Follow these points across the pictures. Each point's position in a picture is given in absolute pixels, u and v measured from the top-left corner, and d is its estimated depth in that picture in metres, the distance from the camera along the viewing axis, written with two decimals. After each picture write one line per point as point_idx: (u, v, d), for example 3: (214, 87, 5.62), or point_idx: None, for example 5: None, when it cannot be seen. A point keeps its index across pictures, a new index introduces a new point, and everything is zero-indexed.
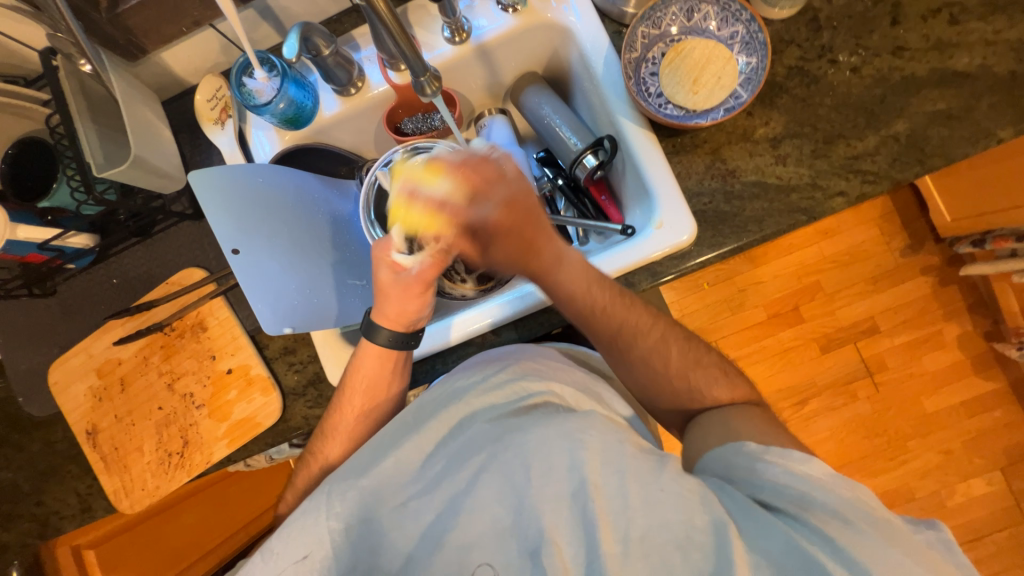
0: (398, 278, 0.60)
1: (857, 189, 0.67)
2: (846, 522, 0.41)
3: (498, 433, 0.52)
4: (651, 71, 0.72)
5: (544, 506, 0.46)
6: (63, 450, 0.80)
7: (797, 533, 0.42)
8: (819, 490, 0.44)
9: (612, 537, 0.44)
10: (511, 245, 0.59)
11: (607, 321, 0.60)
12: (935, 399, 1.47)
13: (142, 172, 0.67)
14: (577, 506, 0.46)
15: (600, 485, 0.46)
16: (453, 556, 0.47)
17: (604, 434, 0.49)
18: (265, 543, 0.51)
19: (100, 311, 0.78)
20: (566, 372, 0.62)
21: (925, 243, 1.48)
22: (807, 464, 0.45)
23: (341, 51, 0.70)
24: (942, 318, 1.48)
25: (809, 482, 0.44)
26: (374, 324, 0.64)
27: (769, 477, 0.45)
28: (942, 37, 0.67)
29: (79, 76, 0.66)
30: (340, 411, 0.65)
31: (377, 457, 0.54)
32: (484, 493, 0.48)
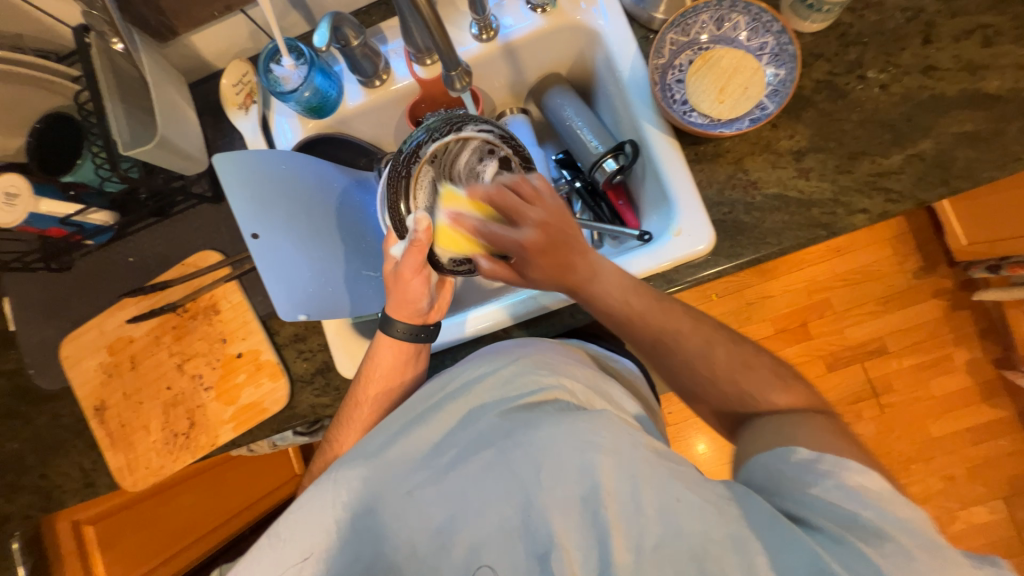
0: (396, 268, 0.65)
1: (879, 207, 0.66)
2: (893, 548, 0.40)
3: (508, 428, 0.51)
4: (677, 78, 0.71)
5: (556, 509, 0.46)
6: (71, 424, 0.80)
7: (827, 552, 0.41)
8: (857, 503, 0.43)
9: (625, 546, 0.44)
10: (542, 264, 0.60)
11: (645, 328, 0.61)
12: (942, 424, 1.46)
13: (168, 153, 0.68)
14: (588, 511, 0.45)
15: (613, 492, 0.45)
16: (461, 556, 0.46)
17: (617, 436, 0.48)
18: (273, 527, 0.51)
19: (114, 289, 0.79)
20: (576, 369, 0.61)
21: (938, 266, 1.47)
22: (862, 483, 0.45)
23: (369, 43, 0.70)
24: (952, 342, 1.47)
25: (858, 496, 0.44)
26: (387, 317, 0.65)
27: (812, 490, 0.45)
28: (973, 59, 0.66)
29: (110, 54, 0.66)
30: (356, 402, 0.66)
31: (387, 445, 0.54)
32: (494, 490, 0.48)
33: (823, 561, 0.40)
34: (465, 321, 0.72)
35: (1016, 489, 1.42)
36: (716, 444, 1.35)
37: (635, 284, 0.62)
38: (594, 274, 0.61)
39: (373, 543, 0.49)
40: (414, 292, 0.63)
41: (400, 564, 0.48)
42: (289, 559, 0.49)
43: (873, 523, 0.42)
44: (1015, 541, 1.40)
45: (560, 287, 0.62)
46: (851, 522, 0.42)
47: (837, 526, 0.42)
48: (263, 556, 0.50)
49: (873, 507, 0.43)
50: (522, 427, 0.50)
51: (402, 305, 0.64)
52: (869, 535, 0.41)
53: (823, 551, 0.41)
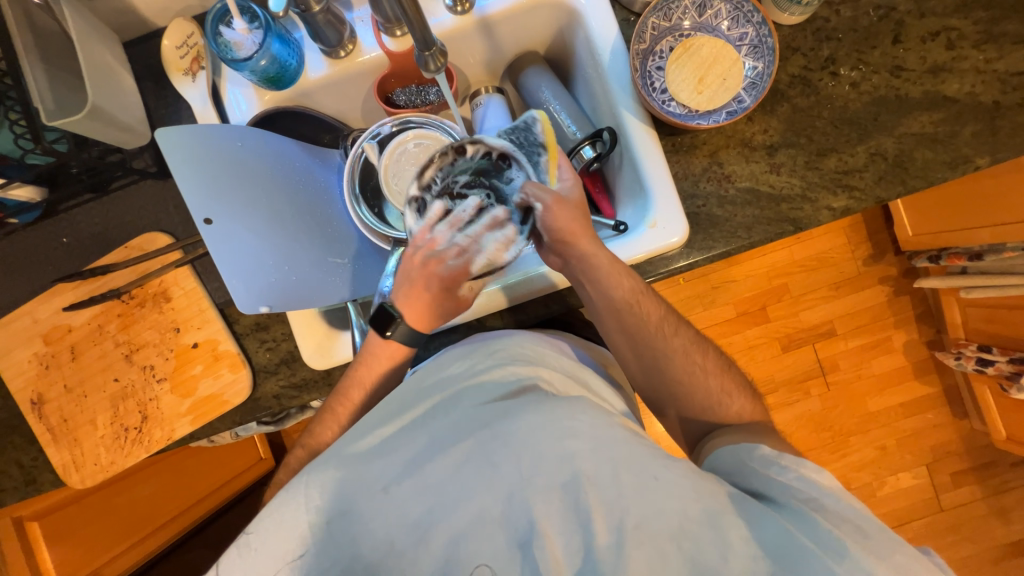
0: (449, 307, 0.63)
1: (843, 204, 0.69)
2: (855, 527, 0.42)
3: (488, 419, 0.51)
4: (657, 65, 0.70)
5: (537, 495, 0.46)
6: (5, 419, 0.74)
7: (797, 531, 0.42)
8: (817, 490, 0.46)
9: (606, 529, 0.45)
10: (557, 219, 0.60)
11: (631, 312, 0.63)
12: (878, 399, 1.59)
13: (101, 124, 0.60)
14: (569, 497, 0.46)
15: (592, 476, 0.46)
16: (442, 550, 0.46)
17: (593, 422, 0.50)
18: (244, 537, 0.49)
19: (47, 273, 0.71)
20: (555, 360, 0.62)
21: (886, 254, 1.56)
22: (820, 473, 0.48)
23: (332, 8, 0.64)
24: (893, 325, 1.58)
25: (814, 485, 0.47)
26: (391, 317, 0.62)
27: (776, 477, 0.48)
28: (937, 60, 0.68)
29: (25, 6, 0.58)
30: (345, 400, 0.63)
31: (367, 443, 0.53)
32: (475, 480, 0.48)
33: (793, 537, 0.42)
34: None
35: (937, 456, 1.58)
36: None
37: (629, 270, 0.63)
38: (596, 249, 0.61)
39: (350, 542, 0.48)
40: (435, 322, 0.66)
41: (382, 565, 0.47)
42: (262, 565, 0.47)
43: (829, 506, 0.45)
44: (932, 501, 1.57)
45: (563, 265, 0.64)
46: (810, 503, 0.45)
47: (801, 505, 0.45)
48: (234, 567, 0.47)
49: (829, 494, 0.46)
50: (501, 416, 0.51)
51: (420, 318, 0.63)
52: (829, 517, 0.44)
53: (791, 528, 0.43)
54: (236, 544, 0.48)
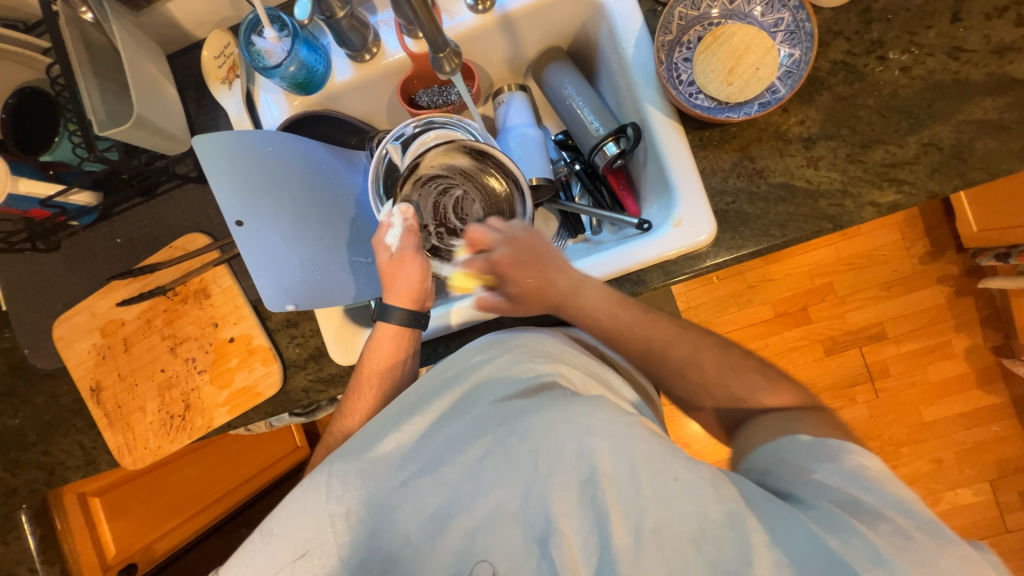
0: (391, 255, 0.65)
1: (890, 199, 0.63)
2: (893, 528, 0.40)
3: (505, 416, 0.51)
4: (685, 57, 0.67)
5: (555, 493, 0.45)
6: (69, 403, 0.81)
7: (825, 534, 0.40)
8: (856, 487, 0.44)
9: (624, 528, 0.43)
10: (518, 276, 0.68)
11: (635, 340, 0.64)
12: (934, 409, 1.47)
13: (146, 133, 0.64)
14: (586, 496, 0.45)
15: (611, 476, 0.45)
16: (458, 545, 0.46)
17: (613, 419, 0.48)
18: (266, 524, 0.50)
19: (103, 271, 0.77)
20: (573, 356, 0.60)
21: (946, 251, 1.44)
22: (862, 468, 0.46)
23: (356, 13, 0.66)
24: (953, 329, 1.46)
25: (856, 481, 0.44)
26: (386, 306, 0.64)
27: (814, 475, 0.46)
28: (1004, 39, 0.62)
29: (80, 25, 0.62)
30: (358, 395, 0.64)
31: (388, 437, 0.54)
32: (492, 478, 0.47)
33: (821, 540, 0.40)
34: (449, 312, 0.71)
35: (1002, 473, 1.44)
36: None
37: (621, 297, 0.65)
38: (577, 287, 0.66)
39: (374, 535, 0.49)
40: (408, 279, 0.65)
41: (398, 557, 0.48)
42: (284, 560, 0.48)
43: (868, 504, 0.42)
44: (996, 521, 1.44)
45: (547, 307, 0.68)
46: (843, 504, 0.43)
47: (836, 505, 0.43)
48: (255, 553, 0.49)
49: (873, 490, 0.43)
50: (519, 415, 0.50)
51: (414, 297, 0.65)
52: (863, 515, 0.42)
53: (818, 529, 0.41)
54: (258, 532, 0.50)
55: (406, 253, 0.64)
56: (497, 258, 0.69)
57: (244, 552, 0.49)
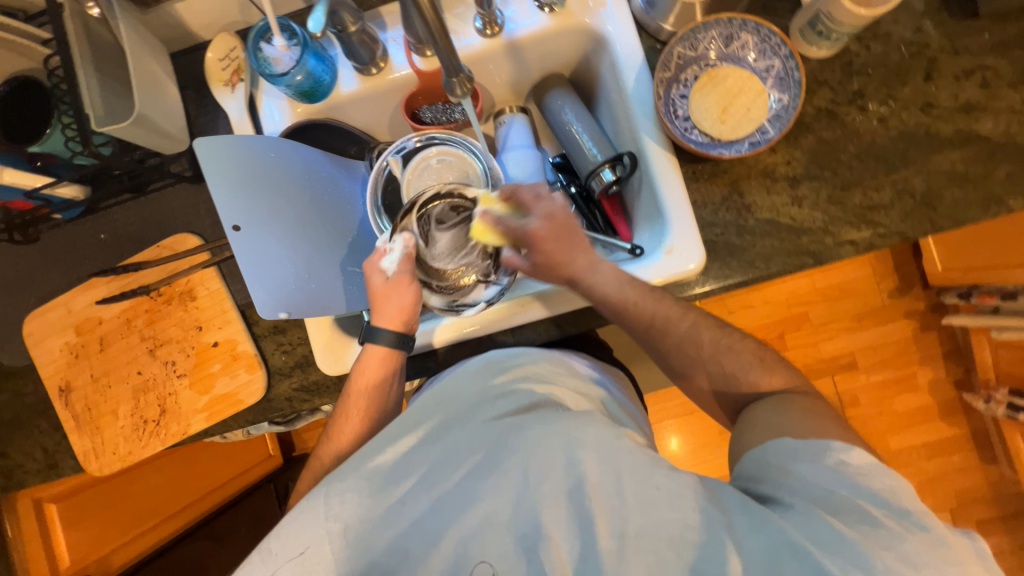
0: (385, 279, 0.64)
1: (866, 240, 0.67)
2: (869, 519, 0.41)
3: (497, 431, 0.51)
4: (681, 94, 0.70)
5: (545, 503, 0.46)
6: (34, 404, 0.77)
7: (802, 536, 0.41)
8: (837, 482, 0.44)
9: (608, 530, 0.44)
10: (546, 250, 0.63)
11: (639, 314, 0.62)
12: (900, 438, 1.53)
13: (144, 131, 0.63)
14: (573, 505, 0.46)
15: (598, 484, 0.46)
16: (452, 557, 0.46)
17: (601, 432, 0.49)
18: (265, 542, 0.49)
19: (84, 267, 0.75)
20: (566, 375, 0.62)
21: (913, 287, 1.52)
22: (847, 453, 0.46)
23: (367, 29, 0.67)
24: (918, 362, 1.53)
25: (836, 475, 0.45)
26: (374, 327, 0.63)
27: (794, 473, 0.46)
28: (970, 99, 0.67)
29: (84, 19, 0.61)
30: (346, 416, 0.63)
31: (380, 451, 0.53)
32: (484, 489, 0.47)
33: (796, 540, 0.40)
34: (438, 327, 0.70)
35: (961, 503, 1.50)
36: (689, 446, 1.40)
37: (633, 277, 0.63)
38: (594, 268, 0.63)
39: (367, 549, 0.47)
40: (397, 303, 0.64)
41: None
42: (284, 563, 0.47)
43: (844, 498, 0.43)
44: None
45: (562, 281, 0.65)
46: (822, 502, 0.43)
47: (818, 504, 0.43)
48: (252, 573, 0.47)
49: (853, 486, 0.44)
50: (512, 431, 0.50)
51: (403, 320, 0.64)
52: (843, 511, 0.42)
53: (795, 531, 0.41)
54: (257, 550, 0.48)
55: (402, 278, 0.64)
56: (532, 229, 0.63)
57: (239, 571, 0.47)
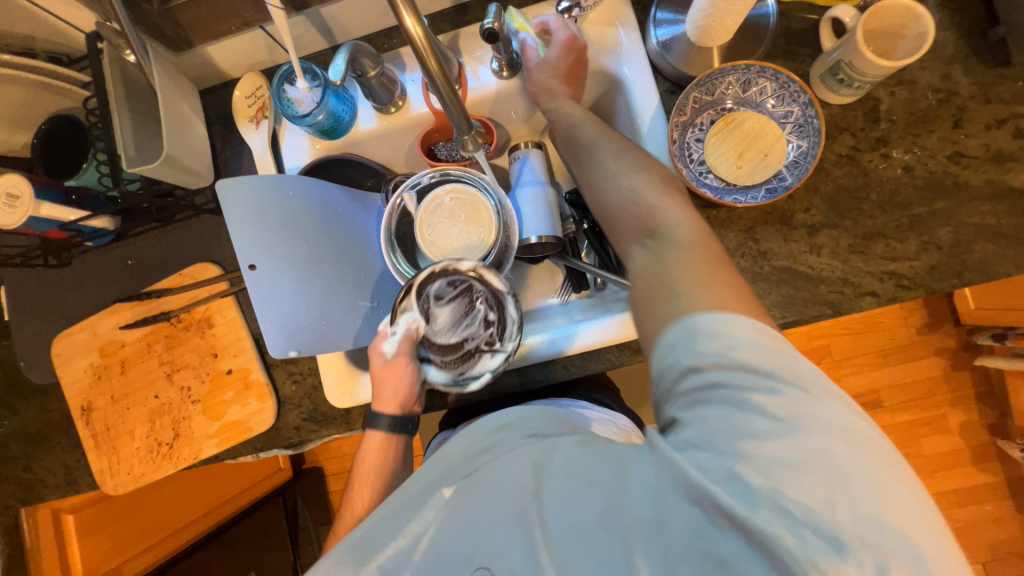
0: (384, 360, 0.64)
1: (889, 291, 0.65)
2: (813, 446, 0.35)
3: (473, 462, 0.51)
4: (696, 137, 0.70)
5: (494, 520, 0.46)
6: (57, 420, 0.80)
7: (758, 518, 0.35)
8: (777, 415, 0.36)
9: (544, 526, 0.44)
10: (566, 67, 0.67)
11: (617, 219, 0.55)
12: (927, 482, 1.45)
13: (172, 169, 0.66)
14: (517, 513, 0.45)
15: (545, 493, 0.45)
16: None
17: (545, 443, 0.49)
18: None
19: (111, 291, 0.78)
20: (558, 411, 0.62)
21: (943, 323, 1.45)
22: (764, 367, 0.38)
23: (386, 72, 0.69)
24: (948, 402, 1.46)
25: (770, 403, 0.37)
26: (375, 410, 0.65)
27: (729, 408, 0.38)
28: (1003, 148, 0.64)
29: (122, 64, 0.64)
30: (356, 487, 0.64)
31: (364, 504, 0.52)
32: (456, 518, 0.47)
33: (749, 519, 0.35)
34: None
35: (995, 555, 1.41)
36: None
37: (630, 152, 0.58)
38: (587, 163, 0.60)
39: None
40: (396, 381, 0.64)
41: None
42: None
43: (783, 428, 0.36)
44: None
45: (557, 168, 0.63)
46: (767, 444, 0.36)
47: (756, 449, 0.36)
48: None
49: (788, 405, 0.36)
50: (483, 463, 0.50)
51: (400, 404, 0.64)
52: (783, 445, 0.36)
53: (744, 507, 0.35)
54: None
55: (401, 358, 0.64)
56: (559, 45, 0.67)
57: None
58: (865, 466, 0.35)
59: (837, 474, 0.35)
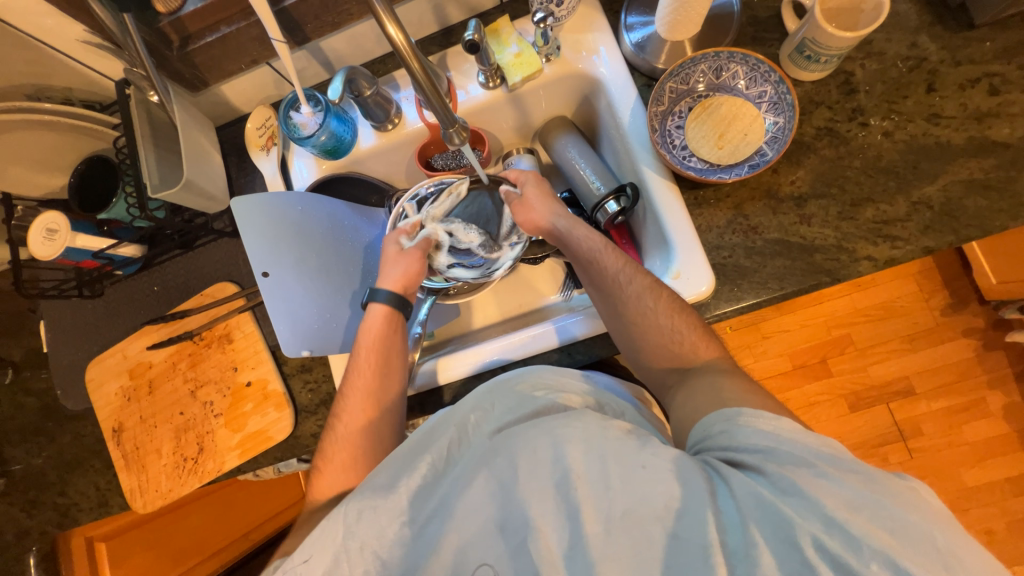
0: (400, 254, 0.72)
1: (885, 254, 0.65)
2: (857, 480, 0.41)
3: (500, 442, 0.50)
4: (677, 124, 0.73)
5: (535, 493, 0.45)
6: (91, 444, 0.84)
7: (784, 505, 0.41)
8: (823, 460, 0.43)
9: (594, 518, 0.43)
10: (536, 186, 0.75)
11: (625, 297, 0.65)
12: (976, 472, 1.37)
13: (191, 195, 0.72)
14: (563, 496, 0.45)
15: (584, 476, 0.45)
16: (452, 559, 0.46)
17: (589, 424, 0.48)
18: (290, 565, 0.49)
19: (139, 316, 0.83)
20: (571, 383, 0.59)
21: (969, 303, 1.41)
22: (780, 424, 0.47)
23: (380, 91, 0.74)
24: (986, 385, 1.39)
25: (814, 454, 0.44)
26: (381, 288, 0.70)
27: (776, 451, 0.45)
28: (980, 106, 0.66)
29: (146, 104, 0.70)
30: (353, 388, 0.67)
31: (387, 473, 0.53)
32: (491, 493, 0.47)
33: (793, 525, 0.40)
34: (443, 362, 0.74)
35: None
36: None
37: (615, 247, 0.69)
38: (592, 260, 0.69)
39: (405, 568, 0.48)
40: (411, 271, 0.71)
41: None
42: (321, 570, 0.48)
43: (826, 473, 0.42)
44: None
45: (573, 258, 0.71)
46: (805, 472, 0.43)
47: (782, 469, 0.44)
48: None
49: (838, 466, 0.42)
50: (509, 437, 0.50)
51: (406, 285, 0.71)
52: (822, 482, 0.42)
53: (782, 504, 0.41)
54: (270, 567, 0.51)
55: (415, 253, 0.72)
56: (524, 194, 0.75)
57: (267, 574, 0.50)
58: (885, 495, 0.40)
59: (860, 493, 0.40)
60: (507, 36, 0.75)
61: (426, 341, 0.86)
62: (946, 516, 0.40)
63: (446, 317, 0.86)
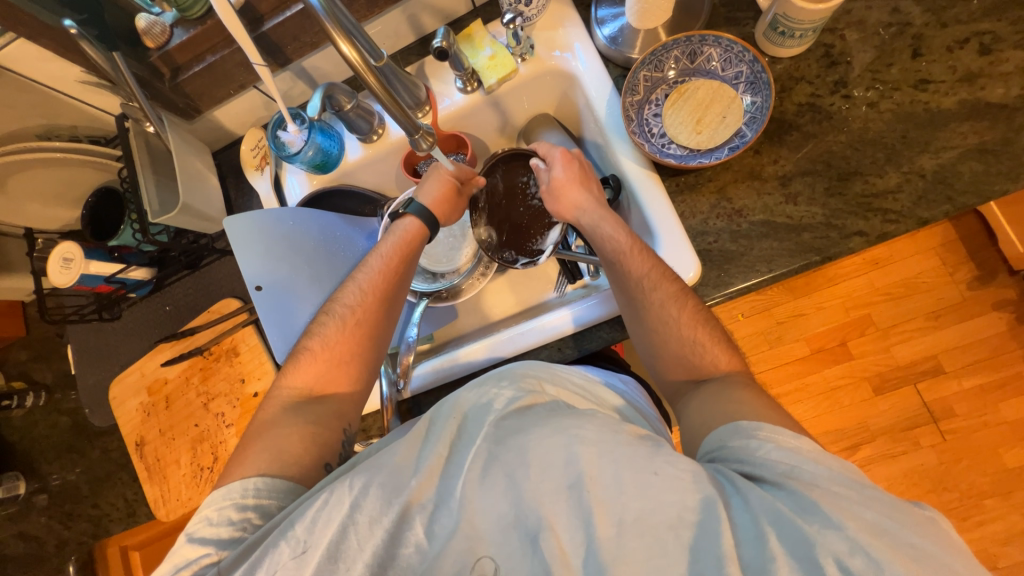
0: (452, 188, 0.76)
1: (877, 228, 0.63)
2: (872, 502, 0.39)
3: (501, 439, 0.46)
4: (654, 112, 0.73)
5: (547, 495, 0.42)
6: (117, 458, 0.90)
7: (801, 520, 0.39)
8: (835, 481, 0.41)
9: (607, 519, 0.40)
10: (573, 170, 0.71)
11: (648, 297, 0.62)
12: (1017, 453, 1.29)
13: (190, 217, 0.76)
14: (575, 499, 0.41)
15: (597, 478, 0.41)
16: (455, 561, 0.42)
17: (601, 427, 0.45)
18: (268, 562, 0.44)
19: (153, 335, 0.88)
20: (566, 377, 0.56)
21: (996, 274, 1.33)
22: (797, 440, 0.45)
23: (362, 104, 0.76)
24: (1022, 360, 1.32)
25: (833, 475, 0.42)
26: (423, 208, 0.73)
27: (795, 468, 0.43)
28: (972, 67, 0.63)
29: (145, 136, 0.75)
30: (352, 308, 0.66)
31: (386, 464, 0.47)
32: (499, 497, 0.43)
33: (811, 542, 0.37)
34: (445, 363, 0.76)
35: None
36: None
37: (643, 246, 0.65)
38: (619, 254, 0.65)
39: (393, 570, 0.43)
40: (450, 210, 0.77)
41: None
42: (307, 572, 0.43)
43: (840, 492, 0.40)
44: None
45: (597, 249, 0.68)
46: (822, 492, 0.40)
47: (800, 484, 0.41)
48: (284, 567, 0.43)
49: (856, 489, 0.41)
50: (515, 431, 0.45)
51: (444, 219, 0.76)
52: (840, 502, 0.39)
53: (799, 520, 0.39)
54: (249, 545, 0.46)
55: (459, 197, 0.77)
56: (556, 176, 0.72)
57: (242, 562, 0.45)
58: (900, 523, 0.38)
59: (879, 520, 0.38)
60: (482, 40, 0.76)
61: (426, 344, 0.87)
62: (965, 552, 0.38)
63: (441, 319, 0.87)
